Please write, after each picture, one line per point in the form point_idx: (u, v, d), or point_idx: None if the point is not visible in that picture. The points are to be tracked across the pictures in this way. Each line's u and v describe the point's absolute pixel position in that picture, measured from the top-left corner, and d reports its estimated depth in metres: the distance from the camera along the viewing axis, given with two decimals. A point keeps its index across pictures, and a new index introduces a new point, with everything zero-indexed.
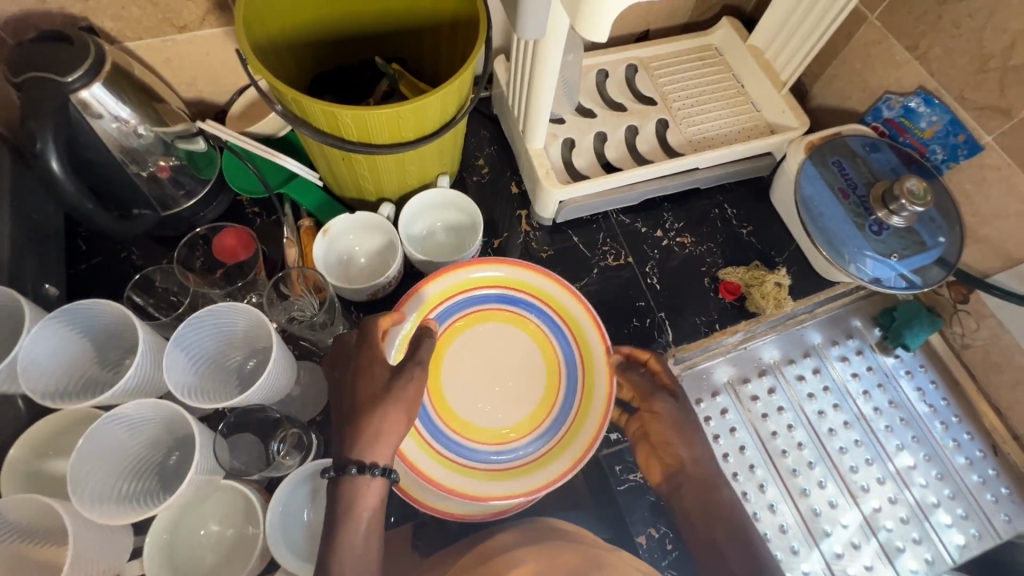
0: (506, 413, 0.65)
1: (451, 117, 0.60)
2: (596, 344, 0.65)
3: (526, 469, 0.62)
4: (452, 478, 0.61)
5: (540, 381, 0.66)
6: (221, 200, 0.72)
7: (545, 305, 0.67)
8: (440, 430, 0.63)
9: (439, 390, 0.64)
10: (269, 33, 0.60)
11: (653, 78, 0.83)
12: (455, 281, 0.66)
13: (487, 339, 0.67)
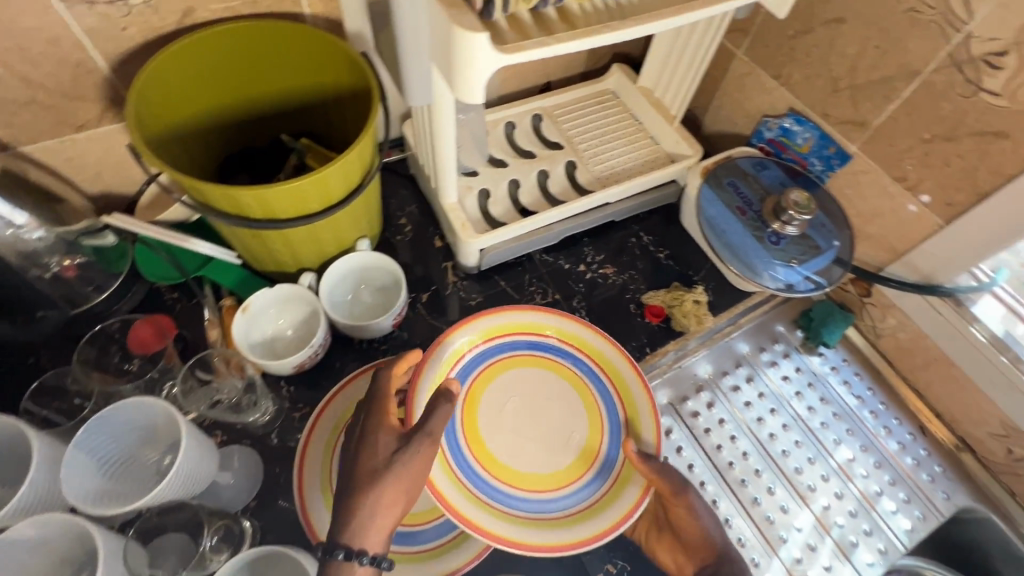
0: (552, 459, 0.64)
1: (357, 184, 0.61)
2: (642, 402, 0.64)
3: (587, 514, 0.60)
4: (492, 520, 0.57)
5: (583, 423, 0.65)
6: (137, 290, 0.70)
7: (585, 357, 0.67)
8: (483, 478, 0.61)
9: (479, 442, 0.63)
10: (168, 125, 0.61)
11: (557, 124, 0.88)
12: (488, 326, 0.67)
13: (517, 385, 0.67)
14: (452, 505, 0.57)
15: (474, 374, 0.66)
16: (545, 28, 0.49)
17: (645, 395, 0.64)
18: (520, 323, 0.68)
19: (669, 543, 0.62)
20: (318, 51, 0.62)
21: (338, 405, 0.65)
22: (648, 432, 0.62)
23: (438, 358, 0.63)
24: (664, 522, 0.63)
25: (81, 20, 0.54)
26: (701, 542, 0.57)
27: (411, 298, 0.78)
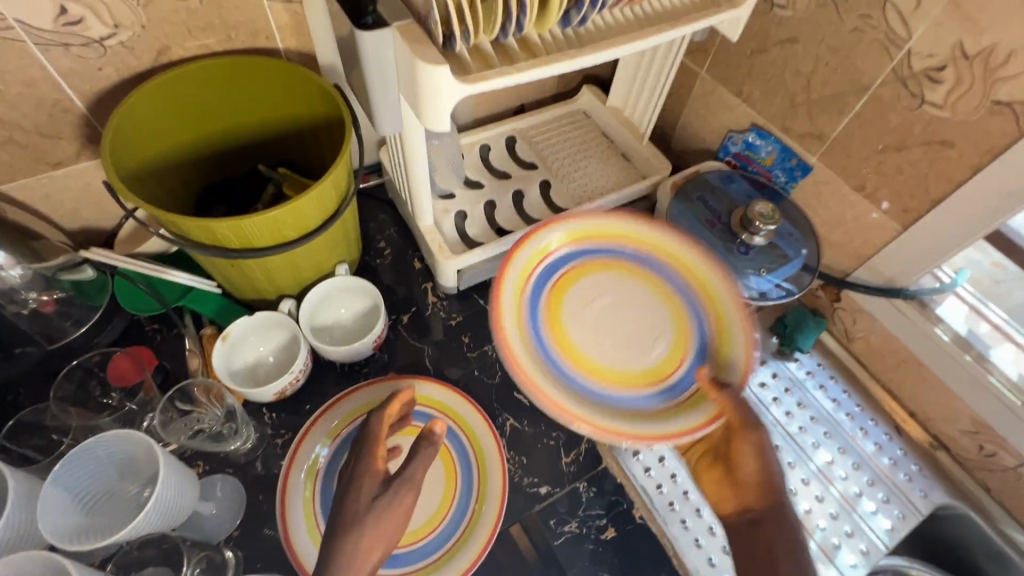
0: (632, 358, 0.57)
1: (334, 211, 0.63)
2: (738, 329, 0.55)
3: (670, 415, 0.53)
4: (568, 401, 0.52)
5: (669, 334, 0.58)
6: (115, 324, 0.70)
7: (677, 272, 0.61)
8: (558, 366, 0.55)
9: (557, 327, 0.57)
10: (144, 161, 0.63)
11: (531, 145, 0.91)
12: (580, 224, 0.62)
13: (602, 288, 0.60)
14: (522, 375, 0.52)
15: (565, 269, 0.61)
16: (507, 58, 0.51)
17: (739, 318, 0.56)
18: (608, 225, 0.62)
19: (717, 472, 0.57)
20: (292, 83, 0.64)
21: (318, 432, 0.65)
22: (736, 360, 0.54)
23: (529, 245, 0.59)
24: (719, 457, 0.57)
25: (57, 61, 0.56)
26: (757, 487, 0.53)
27: (392, 320, 0.78)
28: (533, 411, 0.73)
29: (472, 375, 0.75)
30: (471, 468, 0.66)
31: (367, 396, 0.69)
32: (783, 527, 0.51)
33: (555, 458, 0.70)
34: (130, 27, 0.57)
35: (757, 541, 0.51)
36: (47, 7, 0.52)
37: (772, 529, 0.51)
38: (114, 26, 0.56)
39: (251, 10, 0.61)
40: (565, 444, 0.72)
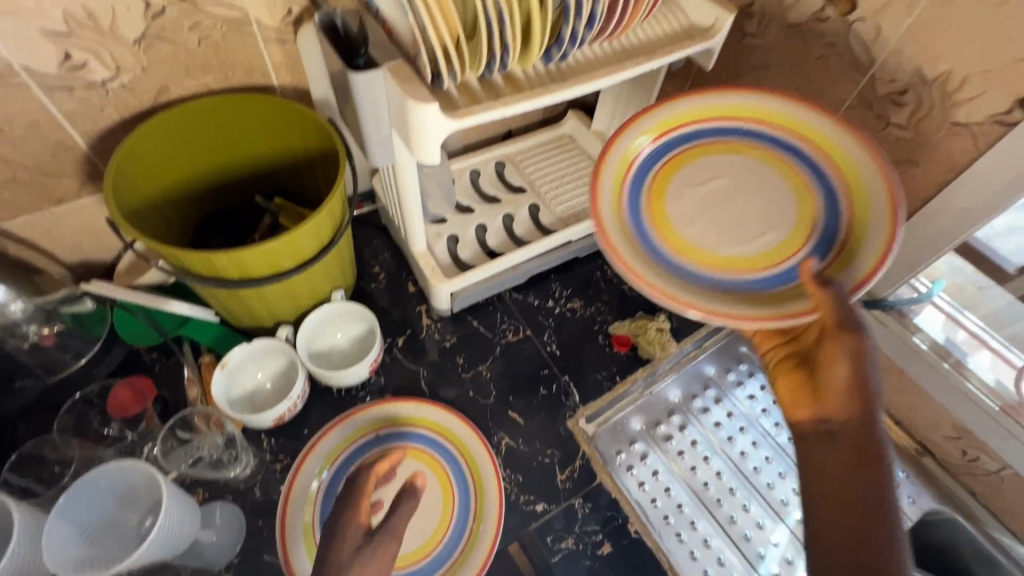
0: (746, 239, 0.54)
1: (329, 240, 0.65)
2: (876, 228, 0.51)
3: (783, 296, 0.51)
4: (661, 281, 0.51)
5: (790, 218, 0.55)
6: (114, 355, 0.71)
7: (810, 151, 0.57)
8: (655, 245, 0.54)
9: (658, 209, 0.56)
10: (145, 196, 0.65)
11: (519, 170, 0.94)
12: (707, 106, 0.59)
13: (718, 170, 0.58)
14: (608, 241, 0.52)
15: (680, 151, 0.59)
16: (493, 93, 0.54)
17: (888, 218, 0.51)
18: (737, 108, 0.59)
19: (799, 375, 0.54)
20: (287, 118, 0.66)
21: (313, 461, 0.67)
22: (859, 266, 0.50)
23: (648, 120, 0.58)
24: (806, 363, 0.54)
25: (61, 104, 0.58)
26: (847, 389, 0.48)
27: (388, 343, 0.80)
28: (528, 430, 0.74)
29: (467, 396, 0.76)
30: (467, 487, 0.68)
31: (365, 419, 0.70)
32: (863, 442, 0.47)
33: (551, 475, 0.72)
34: (131, 69, 0.59)
35: (826, 456, 0.48)
36: (52, 54, 0.55)
37: (847, 445, 0.47)
38: (116, 69, 0.59)
39: (246, 50, 0.64)
40: (560, 461, 0.73)
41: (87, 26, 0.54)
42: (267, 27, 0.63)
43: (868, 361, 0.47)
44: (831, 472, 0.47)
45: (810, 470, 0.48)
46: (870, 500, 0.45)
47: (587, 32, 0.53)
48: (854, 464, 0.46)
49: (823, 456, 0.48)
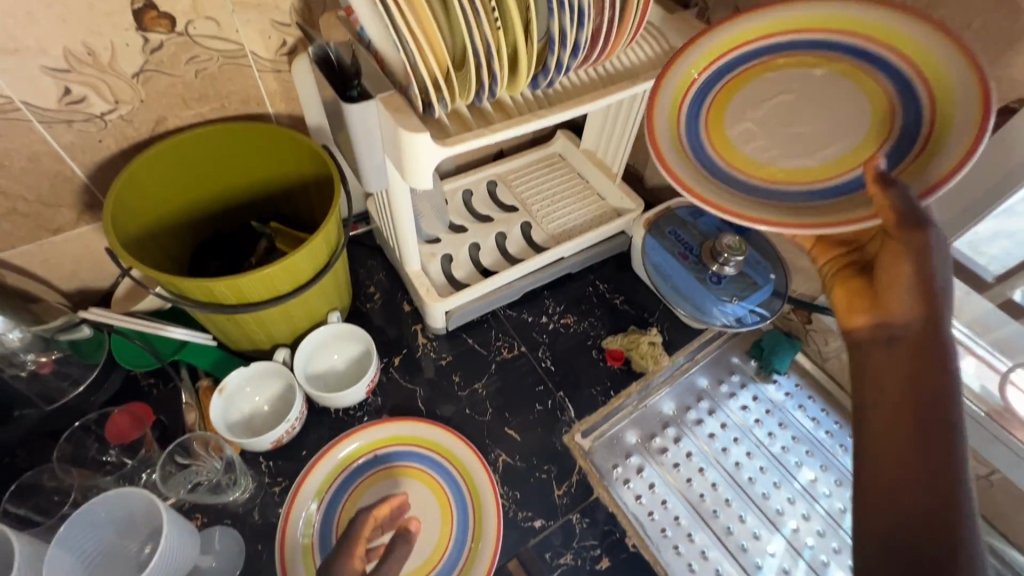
0: (810, 154, 0.53)
1: (325, 263, 0.66)
2: (962, 126, 0.45)
3: (839, 207, 0.49)
4: (713, 194, 0.51)
5: (861, 130, 0.52)
6: (112, 381, 0.71)
7: (893, 54, 0.51)
8: (711, 161, 0.55)
9: (716, 127, 0.56)
10: (145, 224, 0.66)
11: (511, 189, 0.95)
12: (776, 18, 0.55)
13: (786, 86, 0.56)
14: (659, 155, 0.53)
15: (743, 69, 0.57)
16: (483, 120, 0.56)
17: (973, 120, 0.45)
18: (807, 15, 0.54)
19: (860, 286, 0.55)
20: (282, 145, 0.68)
21: (305, 493, 0.66)
22: (941, 163, 0.45)
23: (708, 40, 0.57)
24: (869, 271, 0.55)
25: (60, 136, 0.60)
26: (914, 291, 0.48)
27: (384, 363, 0.81)
28: (524, 446, 0.75)
29: (463, 414, 0.77)
30: (465, 504, 0.68)
31: (362, 439, 0.70)
32: (926, 342, 0.46)
33: (548, 490, 0.72)
34: (129, 102, 0.61)
35: (883, 360, 0.48)
36: (52, 89, 0.56)
37: (909, 347, 0.47)
38: (114, 102, 0.60)
39: (242, 80, 0.66)
40: (556, 476, 0.74)
41: (87, 62, 0.56)
42: (262, 58, 0.65)
43: (932, 258, 0.46)
44: (888, 374, 0.47)
45: (869, 376, 0.49)
46: (932, 393, 0.44)
47: (572, 60, 0.54)
48: (913, 363, 0.46)
49: (880, 360, 0.48)
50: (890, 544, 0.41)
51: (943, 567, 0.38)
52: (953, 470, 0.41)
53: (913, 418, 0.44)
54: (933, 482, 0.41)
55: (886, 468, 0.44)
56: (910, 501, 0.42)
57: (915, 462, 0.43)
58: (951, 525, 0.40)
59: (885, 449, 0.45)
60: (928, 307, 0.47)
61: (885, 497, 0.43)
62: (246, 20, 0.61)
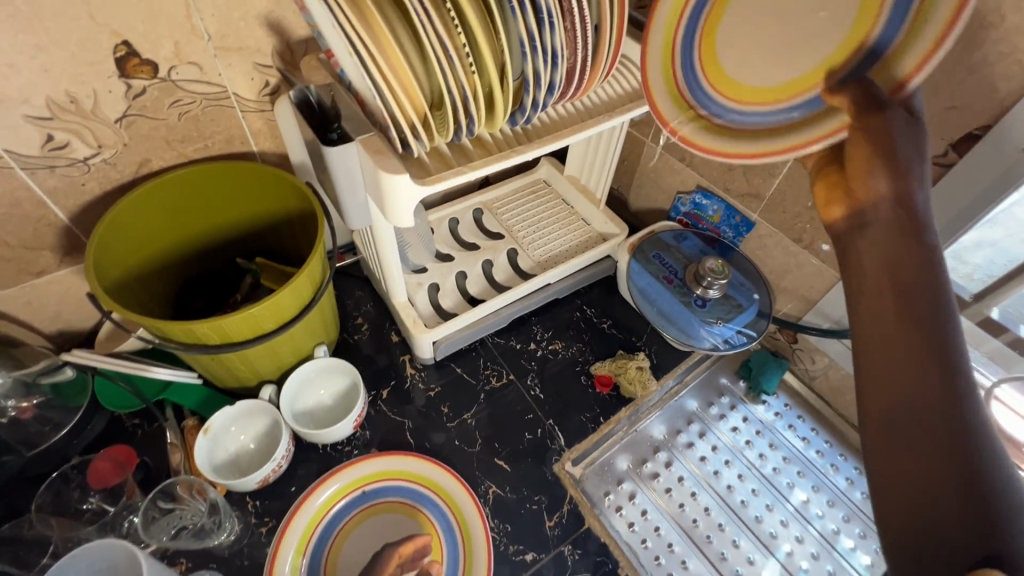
0: (795, 66, 0.55)
1: (310, 299, 0.66)
2: (942, 6, 0.44)
3: (813, 122, 0.54)
4: (701, 135, 0.62)
5: (847, 23, 0.51)
6: (95, 424, 0.70)
7: None
8: (705, 94, 0.61)
9: (709, 53, 0.60)
10: (132, 267, 0.67)
11: (496, 216, 0.96)
12: None
13: None
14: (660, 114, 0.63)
15: None
16: (464, 157, 0.57)
17: None
18: None
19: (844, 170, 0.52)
20: (267, 183, 0.69)
21: (289, 540, 0.65)
22: (909, 57, 0.47)
23: None
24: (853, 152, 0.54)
25: (43, 182, 0.60)
26: (889, 176, 0.46)
27: (372, 396, 0.80)
28: (514, 476, 0.74)
29: (453, 445, 0.76)
30: (455, 539, 0.67)
31: (351, 475, 0.70)
32: (903, 218, 0.45)
33: (539, 522, 0.71)
34: (112, 145, 0.62)
35: (865, 246, 0.46)
36: (35, 136, 0.56)
37: (891, 225, 0.45)
38: (97, 147, 0.61)
39: (225, 120, 0.67)
40: (548, 507, 0.73)
41: (69, 109, 0.57)
42: (245, 99, 0.67)
43: (900, 142, 0.46)
44: (876, 255, 0.45)
45: (855, 261, 0.46)
46: (915, 268, 0.43)
47: (548, 97, 0.55)
48: (900, 243, 0.44)
49: (866, 243, 0.46)
50: (903, 430, 0.39)
51: (948, 441, 0.37)
52: (948, 340, 0.40)
53: (905, 298, 0.42)
54: (936, 355, 0.40)
55: (887, 350, 0.41)
56: (916, 379, 0.39)
57: (917, 338, 0.41)
58: (959, 397, 0.38)
59: (882, 334, 0.42)
60: (901, 185, 0.46)
61: (889, 379, 0.41)
62: (228, 64, 0.62)
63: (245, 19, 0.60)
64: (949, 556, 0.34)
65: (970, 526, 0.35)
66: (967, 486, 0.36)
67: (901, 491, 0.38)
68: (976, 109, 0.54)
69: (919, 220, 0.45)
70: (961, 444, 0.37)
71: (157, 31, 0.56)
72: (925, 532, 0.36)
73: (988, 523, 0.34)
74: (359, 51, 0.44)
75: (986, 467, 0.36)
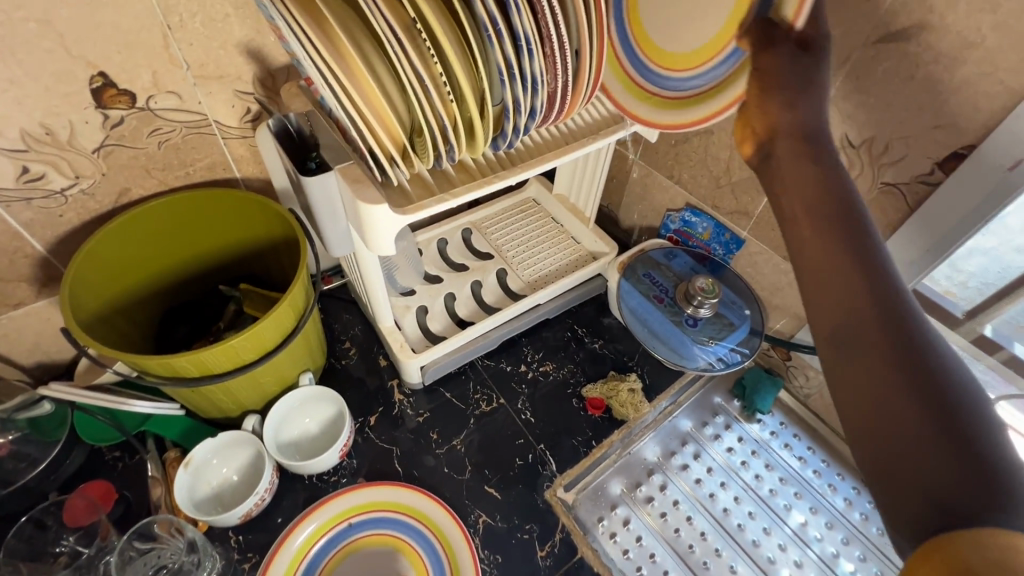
0: (706, 24, 0.54)
1: (293, 327, 0.65)
2: None
3: (728, 80, 0.52)
4: (643, 108, 0.61)
5: None
6: (74, 458, 0.69)
7: None
8: (640, 63, 0.60)
9: (639, 25, 0.60)
10: (111, 298, 0.66)
11: (485, 236, 0.96)
12: None
13: None
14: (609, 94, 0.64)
15: None
16: (446, 183, 0.56)
17: None
18: None
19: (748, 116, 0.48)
20: (249, 209, 0.68)
21: None
22: (789, 1, 0.45)
23: None
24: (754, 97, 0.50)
25: (18, 214, 0.59)
26: (789, 103, 0.45)
27: (360, 423, 0.79)
28: (505, 504, 0.73)
29: (443, 473, 0.75)
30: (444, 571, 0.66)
31: (339, 506, 0.68)
32: (807, 144, 0.44)
33: (531, 552, 0.70)
34: (90, 175, 0.61)
35: (783, 174, 0.45)
36: (9, 168, 0.56)
37: (798, 151, 0.44)
38: (75, 177, 0.60)
39: (206, 148, 0.67)
40: (540, 536, 0.71)
41: (45, 141, 0.56)
42: (227, 125, 0.66)
43: (792, 72, 0.45)
44: (793, 183, 0.44)
45: (775, 192, 0.45)
46: (830, 189, 0.43)
47: (530, 122, 0.54)
48: (810, 167, 0.44)
49: (781, 171, 0.45)
50: (853, 351, 0.38)
51: (883, 343, 0.37)
52: (875, 254, 0.40)
53: (824, 220, 0.42)
54: (866, 270, 0.39)
55: (821, 275, 0.41)
56: (852, 298, 0.39)
57: (845, 256, 0.40)
58: (900, 309, 0.38)
59: (812, 262, 0.41)
60: (801, 112, 0.45)
61: (830, 304, 0.39)
62: (209, 92, 0.62)
63: (225, 47, 0.60)
64: (925, 474, 0.33)
65: (939, 436, 0.33)
66: (929, 397, 0.34)
67: (864, 416, 0.36)
68: (961, 128, 0.54)
69: (826, 141, 0.45)
70: (914, 356, 0.36)
71: (133, 61, 0.55)
72: (896, 454, 0.34)
73: (955, 430, 0.33)
74: (330, 83, 0.44)
75: (942, 375, 0.35)
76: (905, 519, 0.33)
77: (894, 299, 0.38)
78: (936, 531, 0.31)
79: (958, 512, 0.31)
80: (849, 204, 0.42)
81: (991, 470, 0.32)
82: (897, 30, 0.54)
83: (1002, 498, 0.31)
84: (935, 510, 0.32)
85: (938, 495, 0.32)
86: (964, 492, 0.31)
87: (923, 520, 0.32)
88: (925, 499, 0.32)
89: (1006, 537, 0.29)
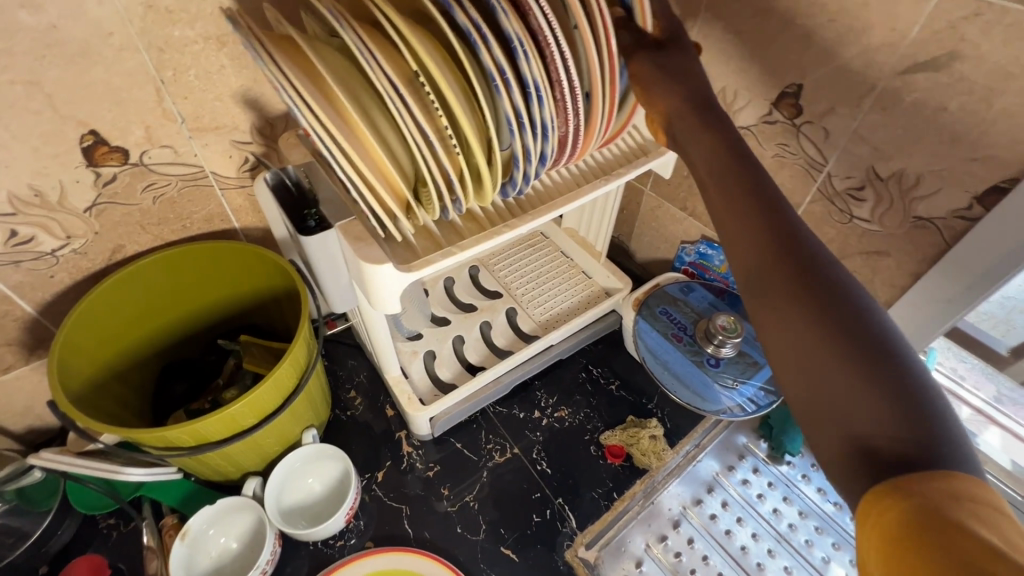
0: None
1: (294, 387, 0.61)
2: None
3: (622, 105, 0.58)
4: None
5: None
6: (66, 527, 0.65)
7: None
8: None
9: None
10: (106, 363, 0.63)
11: (493, 274, 0.93)
12: None
13: None
14: None
15: None
16: (454, 234, 0.52)
17: None
18: None
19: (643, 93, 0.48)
20: (252, 262, 0.65)
21: None
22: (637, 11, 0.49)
23: None
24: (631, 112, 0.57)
25: (7, 278, 0.57)
26: (668, 87, 0.47)
27: (366, 479, 0.74)
28: (522, 567, 0.68)
29: (455, 533, 0.70)
30: None
31: None
32: (699, 116, 0.45)
33: None
34: (82, 235, 0.58)
35: (689, 148, 0.45)
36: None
37: (695, 123, 0.45)
38: (66, 237, 0.57)
39: (203, 200, 0.65)
40: None
41: (34, 203, 0.53)
42: (225, 176, 0.64)
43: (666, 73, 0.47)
44: (696, 158, 0.44)
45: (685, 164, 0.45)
46: (731, 151, 0.42)
47: (540, 168, 0.51)
48: (706, 143, 0.43)
49: (683, 146, 0.45)
50: (765, 298, 0.35)
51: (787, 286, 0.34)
52: (781, 205, 0.38)
53: (724, 177, 0.41)
54: (774, 223, 0.37)
55: (731, 230, 0.39)
56: (756, 244, 0.37)
57: (751, 208, 0.38)
58: (802, 249, 0.36)
59: (719, 217, 0.40)
60: (684, 92, 0.46)
61: (746, 260, 0.37)
62: (205, 144, 0.60)
63: (221, 99, 0.58)
64: (845, 413, 0.30)
65: (861, 375, 0.30)
66: (849, 339, 0.32)
67: (784, 361, 0.34)
68: (1003, 161, 0.50)
69: (717, 110, 0.45)
70: (829, 299, 0.33)
71: (126, 118, 0.53)
72: (822, 399, 0.31)
73: (883, 372, 0.30)
74: (329, 147, 0.41)
75: (865, 318, 0.32)
76: (841, 478, 0.29)
77: (806, 249, 0.36)
78: (873, 480, 0.28)
79: (891, 460, 0.28)
80: (746, 161, 0.41)
81: (919, 410, 0.29)
82: (925, 60, 0.50)
83: (933, 440, 0.28)
84: (864, 459, 0.29)
85: (872, 447, 0.29)
86: (896, 437, 0.28)
87: (857, 472, 0.29)
88: (853, 447, 0.29)
89: (946, 481, 0.26)
